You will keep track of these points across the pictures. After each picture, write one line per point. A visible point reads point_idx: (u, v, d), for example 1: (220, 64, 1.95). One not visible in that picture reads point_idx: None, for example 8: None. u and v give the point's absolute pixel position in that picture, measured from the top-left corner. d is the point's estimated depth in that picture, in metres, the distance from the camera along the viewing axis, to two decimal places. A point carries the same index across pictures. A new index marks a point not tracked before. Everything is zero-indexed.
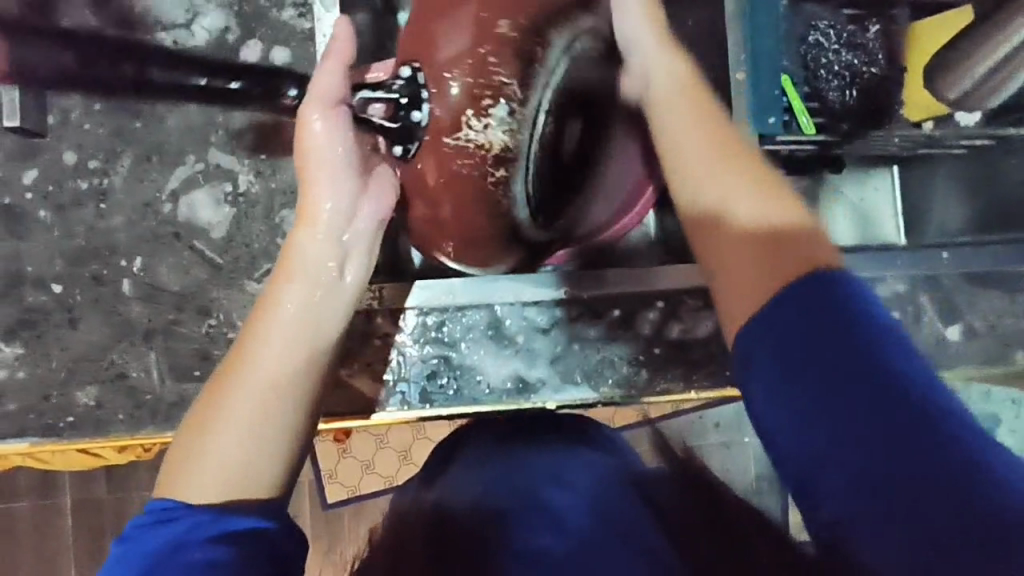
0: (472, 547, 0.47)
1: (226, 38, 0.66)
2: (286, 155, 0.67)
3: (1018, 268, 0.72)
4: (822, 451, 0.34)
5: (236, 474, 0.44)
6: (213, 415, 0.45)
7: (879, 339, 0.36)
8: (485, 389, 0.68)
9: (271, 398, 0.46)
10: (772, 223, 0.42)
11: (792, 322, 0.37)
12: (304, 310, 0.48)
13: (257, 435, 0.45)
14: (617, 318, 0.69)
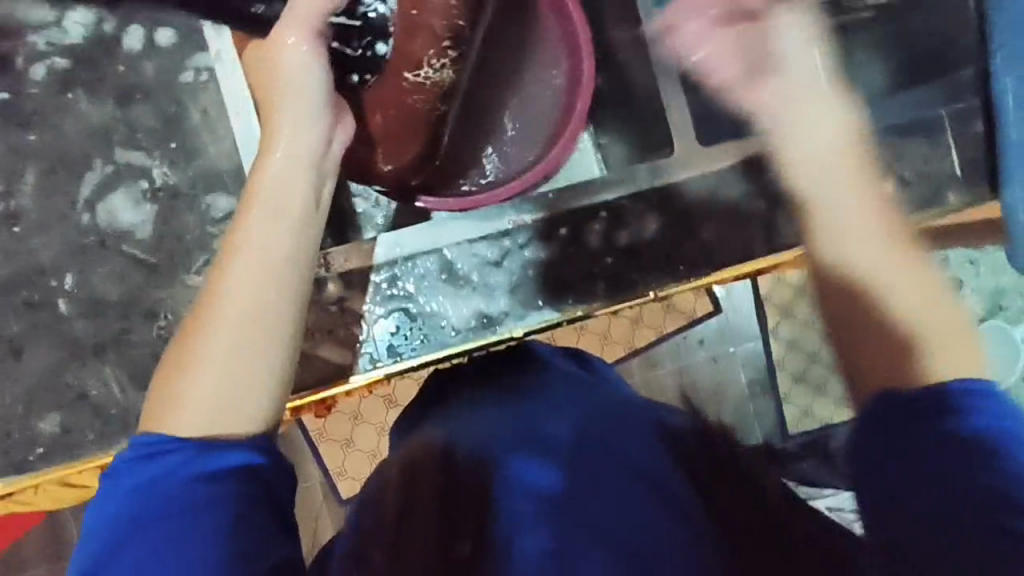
0: (477, 494, 0.44)
1: (104, 29, 0.63)
2: (197, 139, 0.64)
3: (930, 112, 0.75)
4: (900, 479, 0.42)
5: (221, 402, 0.45)
6: (194, 351, 0.46)
7: (978, 440, 0.42)
8: (452, 332, 0.68)
9: (245, 334, 0.47)
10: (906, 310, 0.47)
11: (904, 411, 0.44)
12: (279, 236, 0.50)
13: (236, 369, 0.46)
14: (565, 237, 0.69)
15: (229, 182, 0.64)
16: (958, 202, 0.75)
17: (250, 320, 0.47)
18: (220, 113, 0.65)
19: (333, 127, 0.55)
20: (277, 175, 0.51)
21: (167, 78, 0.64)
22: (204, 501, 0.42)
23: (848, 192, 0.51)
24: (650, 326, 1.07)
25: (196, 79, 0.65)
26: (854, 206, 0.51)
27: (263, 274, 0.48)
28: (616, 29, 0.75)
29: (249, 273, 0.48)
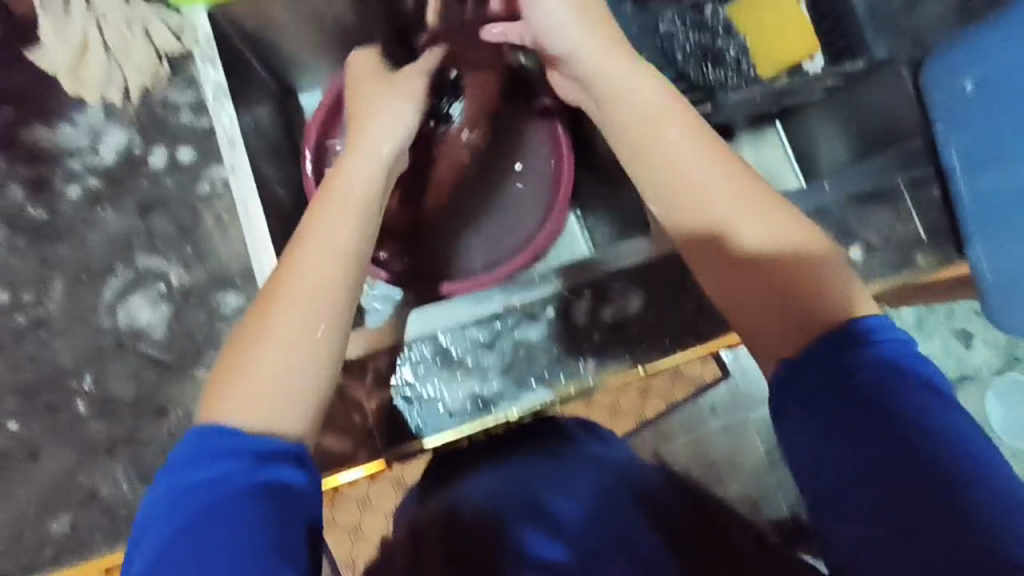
0: (480, 545, 0.59)
1: (131, 152, 0.71)
2: (210, 244, 0.70)
3: (889, 181, 0.80)
4: (855, 480, 0.47)
5: (273, 393, 0.49)
6: (262, 336, 0.51)
7: (894, 374, 0.49)
8: (448, 415, 0.71)
9: (304, 332, 0.51)
10: (779, 249, 0.55)
11: (825, 351, 0.51)
12: (345, 242, 0.55)
13: (293, 365, 0.50)
14: (554, 315, 0.72)
15: (238, 281, 0.70)
16: (926, 264, 0.79)
17: (311, 317, 0.52)
18: (231, 219, 0.71)
19: (398, 167, 0.63)
20: (351, 186, 0.58)
21: (184, 190, 0.71)
22: (247, 509, 0.44)
23: (694, 167, 0.59)
24: (659, 397, 1.13)
25: (211, 190, 0.71)
26: (711, 178, 0.58)
27: (324, 277, 0.53)
28: (591, 123, 0.82)
29: (309, 273, 0.53)
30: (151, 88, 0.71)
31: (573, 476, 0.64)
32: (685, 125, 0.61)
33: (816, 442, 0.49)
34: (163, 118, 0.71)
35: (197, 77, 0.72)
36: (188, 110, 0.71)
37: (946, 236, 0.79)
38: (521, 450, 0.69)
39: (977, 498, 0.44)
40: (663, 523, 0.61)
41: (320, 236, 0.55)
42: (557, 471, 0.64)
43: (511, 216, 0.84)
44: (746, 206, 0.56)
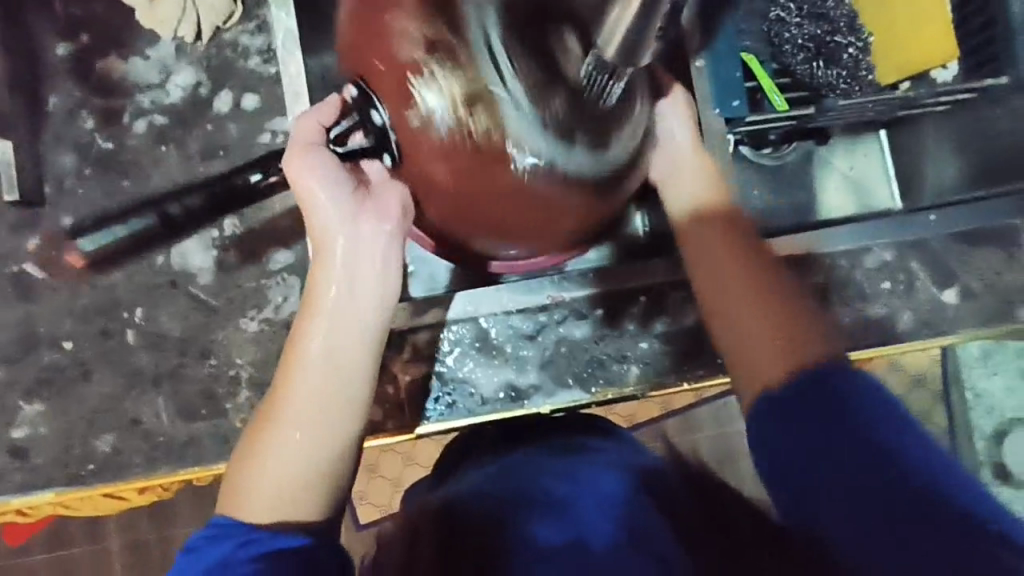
0: (482, 539, 0.53)
1: (198, 92, 0.70)
2: (265, 196, 0.70)
3: (1009, 221, 0.70)
4: (846, 518, 0.45)
5: (291, 499, 0.51)
6: (258, 459, 0.52)
7: (906, 450, 0.46)
8: (480, 401, 0.69)
9: (303, 451, 0.52)
10: (709, 198, 0.62)
11: (828, 411, 0.48)
12: (334, 343, 0.53)
13: (292, 482, 0.52)
14: (602, 317, 0.69)
15: (290, 237, 0.70)
16: None
17: (300, 450, 0.52)
18: (288, 173, 0.70)
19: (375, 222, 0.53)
20: (329, 288, 0.53)
21: (247, 138, 0.70)
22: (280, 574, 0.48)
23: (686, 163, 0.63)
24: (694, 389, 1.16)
25: (272, 141, 0.70)
26: (697, 169, 0.63)
27: (322, 402, 0.53)
28: None
29: (295, 388, 0.53)
30: (223, 28, 0.70)
31: (581, 467, 0.60)
32: (698, 156, 0.63)
33: (805, 483, 0.47)
34: (233, 61, 0.70)
35: (269, 21, 0.70)
36: (256, 54, 0.70)
37: None
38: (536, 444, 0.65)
39: (942, 484, 0.44)
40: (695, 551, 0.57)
41: (311, 357, 0.53)
42: (562, 468, 0.60)
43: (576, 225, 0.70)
44: (690, 175, 0.63)
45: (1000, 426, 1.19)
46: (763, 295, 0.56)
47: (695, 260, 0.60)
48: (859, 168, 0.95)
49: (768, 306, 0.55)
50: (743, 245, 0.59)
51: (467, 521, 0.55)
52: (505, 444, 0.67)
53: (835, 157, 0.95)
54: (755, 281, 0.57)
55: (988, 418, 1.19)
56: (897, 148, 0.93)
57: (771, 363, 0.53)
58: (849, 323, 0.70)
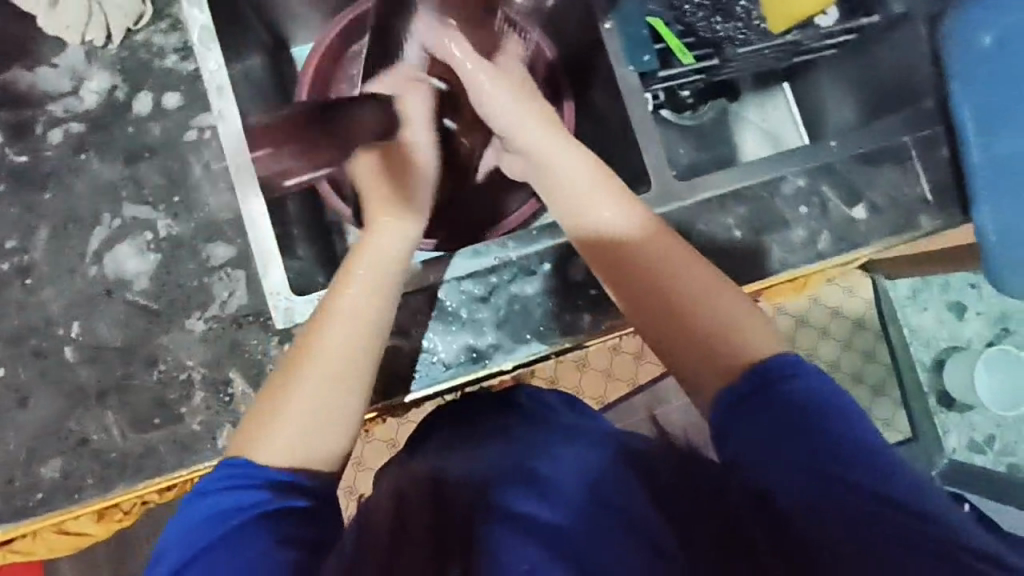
0: (465, 529, 0.49)
1: (115, 96, 0.69)
2: (198, 192, 0.69)
3: (899, 140, 0.78)
4: (804, 488, 0.46)
5: (312, 435, 0.53)
6: (272, 420, 0.53)
7: (846, 454, 0.46)
8: (442, 368, 0.70)
9: (318, 415, 0.54)
10: (620, 226, 0.58)
11: (763, 423, 0.48)
12: (361, 301, 0.57)
13: (307, 439, 0.53)
14: (549, 271, 0.71)
15: (228, 230, 0.69)
16: (930, 226, 0.77)
17: (315, 413, 0.54)
18: (220, 167, 0.69)
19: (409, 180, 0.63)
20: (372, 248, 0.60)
21: (172, 136, 0.69)
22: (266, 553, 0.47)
23: (555, 147, 0.62)
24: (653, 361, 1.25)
25: (199, 137, 0.69)
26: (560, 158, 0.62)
27: (338, 377, 0.55)
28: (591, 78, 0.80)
29: (333, 331, 0.56)
30: (134, 28, 0.69)
31: (566, 447, 0.55)
32: (550, 133, 0.63)
33: (781, 469, 0.47)
34: (149, 62, 0.69)
35: (183, 19, 0.70)
36: (173, 53, 0.70)
37: (953, 194, 0.77)
38: (511, 421, 0.62)
39: (889, 477, 0.45)
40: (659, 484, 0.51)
41: (331, 335, 0.55)
42: (546, 450, 0.55)
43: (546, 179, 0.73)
44: (561, 164, 0.62)
45: (939, 355, 1.35)
46: (690, 308, 0.54)
47: (640, 258, 0.56)
48: (769, 119, 1.02)
49: (673, 316, 0.54)
50: (632, 254, 0.57)
51: (454, 500, 0.51)
52: (473, 423, 0.64)
53: (747, 111, 1.02)
54: (654, 277, 0.55)
55: (926, 352, 1.35)
56: (799, 98, 1.01)
57: (707, 368, 0.52)
58: (777, 252, 0.76)
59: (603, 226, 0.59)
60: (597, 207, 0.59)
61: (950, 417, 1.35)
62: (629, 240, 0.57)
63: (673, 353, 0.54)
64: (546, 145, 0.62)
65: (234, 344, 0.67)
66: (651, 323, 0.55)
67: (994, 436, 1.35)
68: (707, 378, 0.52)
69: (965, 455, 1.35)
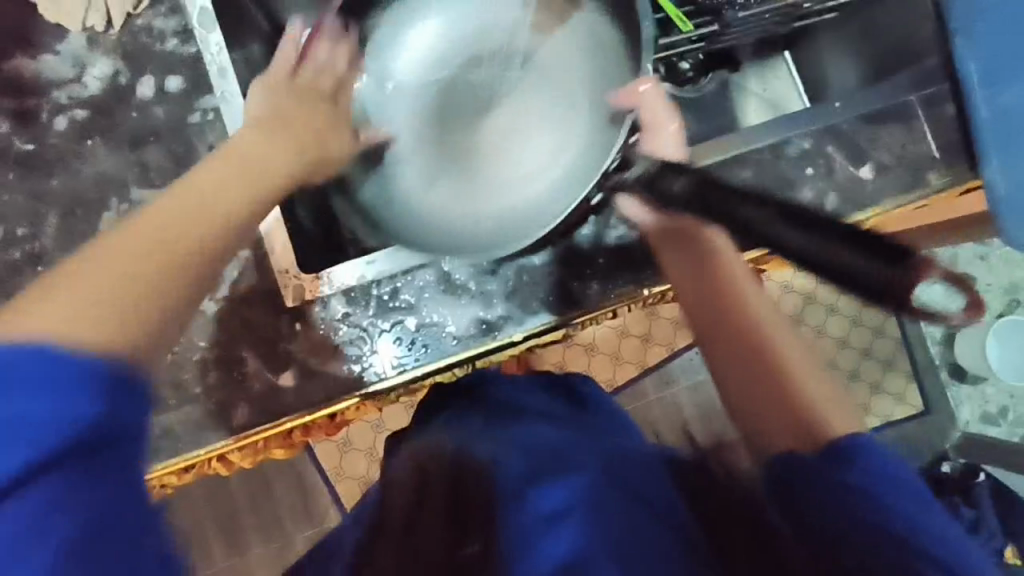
0: (485, 517, 0.48)
1: (118, 81, 0.69)
2: None
3: (904, 98, 0.77)
4: (850, 526, 0.44)
5: (87, 312, 0.38)
6: (184, 195, 0.46)
7: (883, 489, 0.45)
8: (453, 341, 0.70)
9: (186, 215, 0.44)
10: (711, 269, 0.60)
11: (828, 464, 0.47)
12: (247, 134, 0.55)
13: (166, 238, 0.43)
14: (556, 242, 0.71)
15: None
16: (939, 183, 0.77)
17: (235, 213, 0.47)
18: (226, 149, 0.69)
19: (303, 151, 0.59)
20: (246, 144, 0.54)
21: (176, 119, 0.69)
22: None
23: (663, 139, 0.66)
24: (660, 343, 1.24)
25: (203, 119, 0.69)
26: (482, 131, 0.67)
27: (164, 262, 0.42)
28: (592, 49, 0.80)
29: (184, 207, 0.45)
30: (135, 13, 0.69)
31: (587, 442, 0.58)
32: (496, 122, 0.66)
33: (821, 491, 0.45)
34: (150, 46, 0.69)
35: (182, 2, 0.70)
36: (173, 36, 0.70)
37: (959, 151, 0.77)
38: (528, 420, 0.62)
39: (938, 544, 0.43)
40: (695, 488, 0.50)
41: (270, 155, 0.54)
42: (572, 455, 0.54)
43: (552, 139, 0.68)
44: (687, 255, 0.61)
45: (949, 329, 1.33)
46: (776, 356, 0.55)
47: (732, 302, 0.58)
48: (771, 89, 1.02)
49: (755, 359, 0.55)
50: (736, 305, 0.57)
51: (473, 487, 0.50)
52: (486, 420, 0.64)
53: (747, 81, 1.02)
54: (742, 327, 0.56)
55: (936, 323, 1.34)
56: (802, 67, 1.00)
57: (778, 413, 0.52)
58: None
59: (698, 252, 0.61)
60: (718, 281, 0.59)
61: (962, 390, 1.32)
62: (710, 272, 0.60)
63: (748, 386, 0.54)
64: (671, 229, 0.62)
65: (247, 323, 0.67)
66: (737, 363, 0.55)
67: (1007, 406, 1.32)
68: (781, 418, 0.52)
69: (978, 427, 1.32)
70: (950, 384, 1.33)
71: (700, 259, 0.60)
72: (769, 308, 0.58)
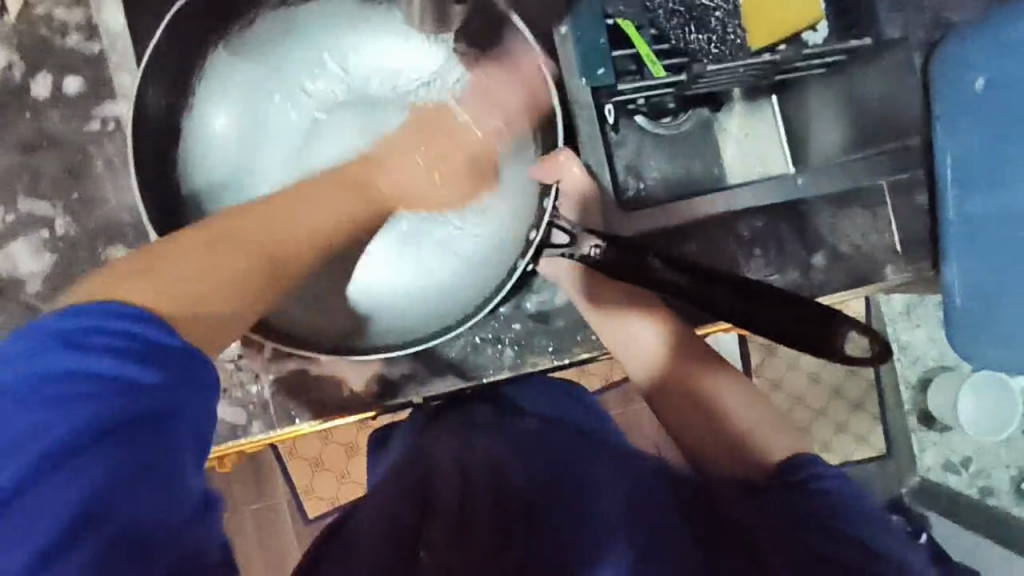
0: (559, 510, 0.47)
1: (12, 75, 0.64)
2: (99, 189, 0.64)
3: (874, 181, 0.71)
4: (836, 539, 0.45)
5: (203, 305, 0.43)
6: (225, 256, 0.45)
7: (847, 506, 0.48)
8: (351, 393, 0.66)
9: (200, 269, 0.44)
10: (640, 315, 0.64)
11: (785, 488, 0.50)
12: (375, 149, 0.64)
13: (228, 292, 0.44)
14: (473, 300, 0.68)
15: (130, 234, 0.64)
16: (897, 278, 0.72)
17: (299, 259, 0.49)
18: (123, 164, 0.65)
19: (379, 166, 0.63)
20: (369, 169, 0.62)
21: (73, 126, 0.64)
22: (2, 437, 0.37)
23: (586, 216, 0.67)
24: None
25: (102, 128, 0.64)
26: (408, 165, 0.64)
27: (261, 259, 0.46)
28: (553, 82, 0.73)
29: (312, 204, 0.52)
30: (34, 2, 0.64)
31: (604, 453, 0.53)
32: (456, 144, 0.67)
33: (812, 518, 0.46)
34: (49, 40, 0.64)
35: None
36: (73, 31, 0.64)
37: (923, 248, 0.72)
38: (531, 416, 0.61)
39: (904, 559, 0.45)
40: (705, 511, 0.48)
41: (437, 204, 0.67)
42: (588, 457, 0.52)
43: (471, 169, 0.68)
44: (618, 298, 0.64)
45: (924, 374, 1.18)
46: (708, 392, 0.60)
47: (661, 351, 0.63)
48: (754, 136, 0.90)
49: (689, 397, 0.60)
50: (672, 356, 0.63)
51: (512, 498, 0.48)
52: (485, 413, 0.63)
53: (728, 123, 0.90)
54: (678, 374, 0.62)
55: (912, 369, 1.18)
56: (787, 110, 0.89)
57: (721, 445, 0.57)
58: None
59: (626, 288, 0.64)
60: (634, 326, 0.64)
61: (927, 438, 1.18)
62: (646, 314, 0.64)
63: (689, 428, 0.59)
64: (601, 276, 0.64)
65: None
66: (674, 402, 0.61)
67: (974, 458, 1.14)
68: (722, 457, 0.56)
69: (934, 476, 1.18)
70: (915, 431, 1.18)
71: (630, 289, 0.64)
72: (680, 327, 0.64)
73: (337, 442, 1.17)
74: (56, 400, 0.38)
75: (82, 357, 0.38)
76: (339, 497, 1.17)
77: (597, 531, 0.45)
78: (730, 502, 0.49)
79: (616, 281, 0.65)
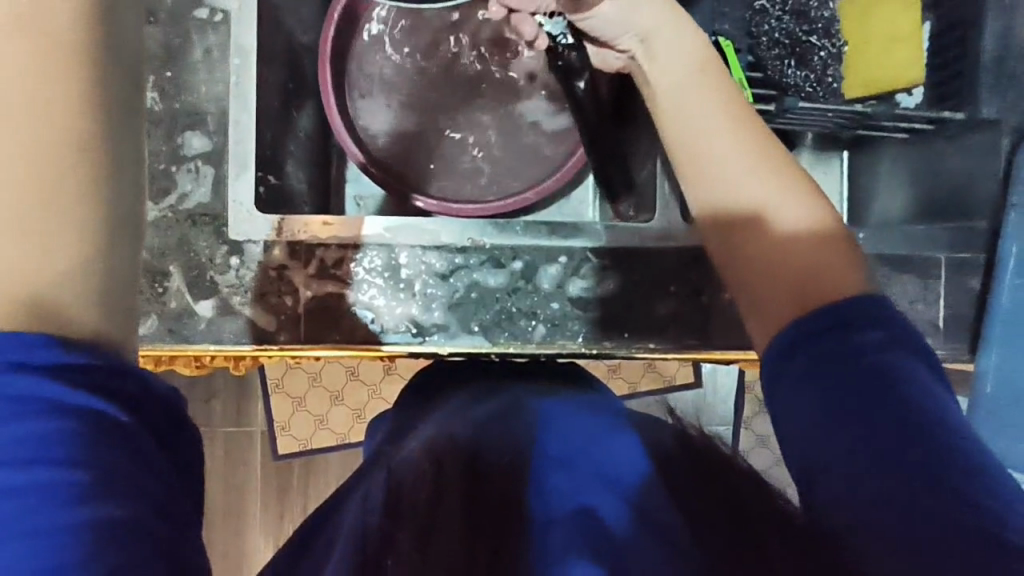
0: (503, 503, 0.42)
1: None
2: (192, 75, 0.67)
3: (931, 253, 0.72)
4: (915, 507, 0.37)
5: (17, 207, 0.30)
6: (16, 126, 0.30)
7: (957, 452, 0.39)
8: (379, 330, 0.67)
9: (64, 222, 0.32)
10: (746, 203, 0.52)
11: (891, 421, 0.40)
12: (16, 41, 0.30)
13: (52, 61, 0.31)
14: (519, 270, 0.68)
15: (210, 123, 0.67)
16: (933, 354, 0.72)
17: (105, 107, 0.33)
18: (221, 56, 0.67)
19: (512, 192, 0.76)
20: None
21: (182, 9, 0.67)
22: (34, 438, 0.30)
23: (716, 132, 0.53)
24: (625, 379, 1.13)
25: (209, 17, 0.67)
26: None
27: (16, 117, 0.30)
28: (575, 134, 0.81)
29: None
30: None
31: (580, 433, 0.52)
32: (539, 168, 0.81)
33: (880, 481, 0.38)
34: None
35: None
36: None
37: (964, 332, 0.72)
38: (523, 390, 0.61)
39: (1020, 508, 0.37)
40: (705, 513, 0.41)
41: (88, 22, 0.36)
42: (551, 426, 0.53)
43: (502, 180, 0.83)
44: (726, 168, 0.52)
45: None
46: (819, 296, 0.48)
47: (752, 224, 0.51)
48: (817, 185, 0.90)
49: (766, 262, 0.50)
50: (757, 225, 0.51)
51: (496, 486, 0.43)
52: (458, 400, 0.61)
53: (795, 167, 0.90)
54: (744, 234, 0.51)
55: None
56: (854, 171, 0.89)
57: (778, 301, 0.48)
58: None
59: (713, 169, 0.53)
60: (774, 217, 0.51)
61: None
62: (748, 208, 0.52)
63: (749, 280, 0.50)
64: (705, 161, 0.53)
65: (183, 240, 0.65)
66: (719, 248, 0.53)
67: None
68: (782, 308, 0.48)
69: None
70: None
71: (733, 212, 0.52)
72: (799, 231, 0.50)
73: (325, 387, 1.16)
74: (70, 431, 0.31)
75: (35, 357, 0.31)
76: (311, 440, 1.17)
77: (562, 532, 0.42)
78: (746, 493, 0.40)
79: (716, 196, 0.53)
